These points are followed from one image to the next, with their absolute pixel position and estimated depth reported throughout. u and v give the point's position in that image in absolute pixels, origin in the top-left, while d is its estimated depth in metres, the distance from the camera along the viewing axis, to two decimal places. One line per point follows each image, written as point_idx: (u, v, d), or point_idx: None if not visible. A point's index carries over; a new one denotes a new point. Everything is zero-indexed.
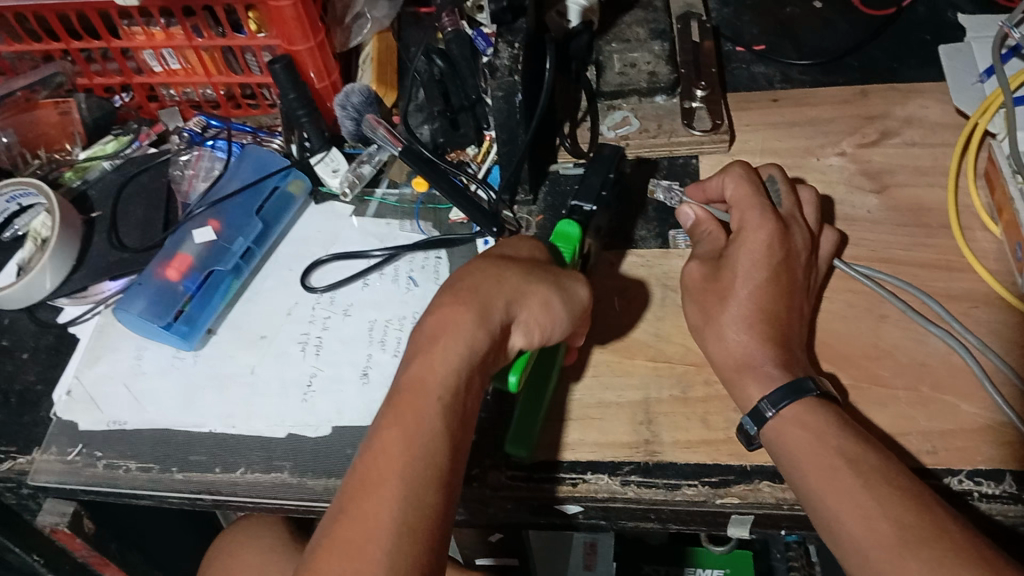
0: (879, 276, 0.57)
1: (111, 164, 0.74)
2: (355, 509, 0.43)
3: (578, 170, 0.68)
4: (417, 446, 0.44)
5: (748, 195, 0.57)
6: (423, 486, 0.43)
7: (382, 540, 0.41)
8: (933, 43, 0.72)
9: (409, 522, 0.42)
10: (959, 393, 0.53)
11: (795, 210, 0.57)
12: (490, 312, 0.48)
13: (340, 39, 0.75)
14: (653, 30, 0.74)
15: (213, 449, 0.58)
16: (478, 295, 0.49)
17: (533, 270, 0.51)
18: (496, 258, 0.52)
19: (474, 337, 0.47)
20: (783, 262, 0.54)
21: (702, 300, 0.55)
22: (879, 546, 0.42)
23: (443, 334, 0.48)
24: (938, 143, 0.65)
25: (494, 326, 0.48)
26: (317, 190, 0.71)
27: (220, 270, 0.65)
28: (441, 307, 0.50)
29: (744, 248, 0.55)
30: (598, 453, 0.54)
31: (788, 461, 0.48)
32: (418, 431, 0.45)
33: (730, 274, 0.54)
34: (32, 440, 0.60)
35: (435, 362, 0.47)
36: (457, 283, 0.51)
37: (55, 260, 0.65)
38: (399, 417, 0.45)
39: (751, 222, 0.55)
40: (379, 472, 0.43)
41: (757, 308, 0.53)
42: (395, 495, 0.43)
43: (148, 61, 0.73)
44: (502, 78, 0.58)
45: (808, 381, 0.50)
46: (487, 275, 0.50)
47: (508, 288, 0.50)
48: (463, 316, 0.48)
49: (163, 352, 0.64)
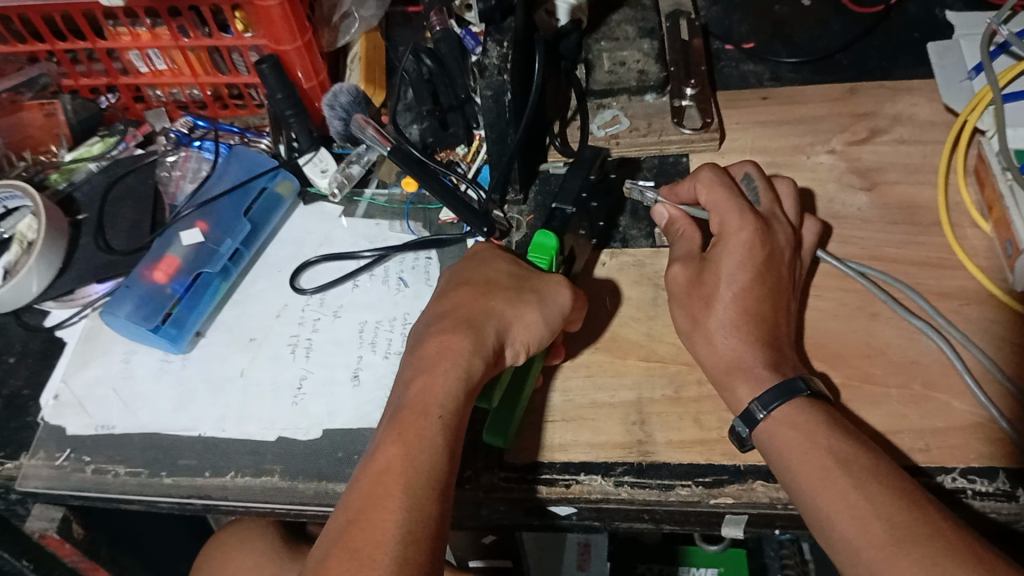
0: (870, 272, 0.57)
1: (98, 165, 0.73)
2: (363, 520, 0.42)
3: (568, 169, 0.68)
4: (419, 461, 0.44)
5: (723, 197, 0.56)
6: (427, 499, 0.43)
7: (388, 549, 0.41)
8: (922, 40, 0.72)
9: (413, 532, 0.42)
10: (950, 390, 0.53)
11: (774, 207, 0.57)
12: (483, 336, 0.49)
13: (328, 39, 0.75)
14: (642, 28, 0.73)
15: (203, 453, 0.58)
16: (472, 322, 0.50)
17: (519, 293, 0.52)
18: (485, 283, 0.53)
19: (471, 362, 0.48)
20: (765, 262, 0.54)
21: (689, 305, 0.55)
22: (871, 546, 0.43)
23: (442, 359, 0.48)
24: (928, 141, 0.65)
25: (489, 349, 0.49)
26: (305, 191, 0.71)
27: (209, 272, 0.65)
28: (435, 337, 0.50)
29: (726, 251, 0.54)
30: (591, 454, 0.54)
31: (779, 467, 0.48)
32: (420, 447, 0.45)
33: (713, 277, 0.54)
34: (20, 446, 0.60)
35: (433, 384, 0.47)
36: (448, 314, 0.52)
37: (42, 263, 0.65)
38: (402, 434, 0.46)
39: (731, 225, 0.55)
40: (386, 486, 0.43)
41: (744, 311, 0.53)
42: (401, 507, 0.43)
43: (133, 61, 0.72)
44: (491, 77, 0.58)
45: (798, 382, 0.50)
46: (478, 301, 0.52)
47: (495, 314, 0.51)
48: (459, 343, 0.48)
49: (152, 355, 0.63)
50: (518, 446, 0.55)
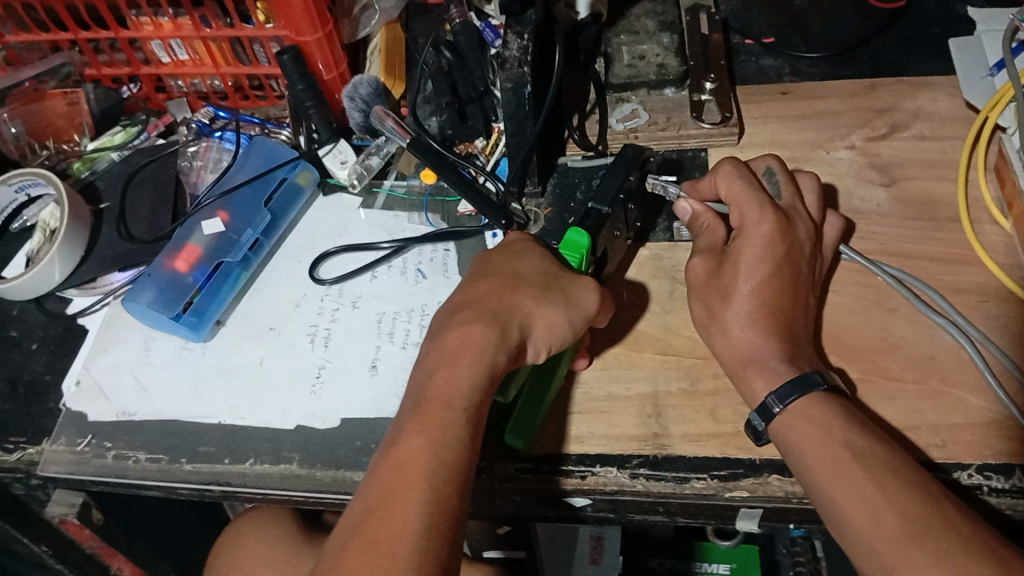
0: (902, 276, 0.57)
1: (119, 155, 0.74)
2: (383, 509, 0.43)
3: (586, 163, 0.67)
4: (441, 452, 0.44)
5: (743, 192, 0.56)
6: (448, 492, 0.43)
7: (410, 542, 0.41)
8: (942, 35, 0.72)
9: (435, 524, 0.42)
10: (966, 387, 0.53)
11: (795, 201, 0.57)
12: (508, 330, 0.49)
13: (348, 31, 0.75)
14: (662, 22, 0.73)
15: (222, 441, 0.58)
16: (498, 317, 0.50)
17: (547, 290, 0.51)
18: (510, 278, 0.53)
19: (495, 357, 0.48)
20: (785, 256, 0.54)
21: (706, 298, 0.55)
22: (884, 539, 0.43)
23: (465, 352, 0.48)
24: (948, 137, 0.65)
25: (511, 345, 0.49)
26: (326, 182, 0.71)
27: (229, 262, 0.65)
28: (459, 326, 0.50)
29: (746, 245, 0.54)
30: (606, 446, 0.54)
31: (797, 460, 0.48)
32: (443, 439, 0.45)
33: (732, 270, 0.54)
34: (42, 430, 0.61)
35: (458, 376, 0.47)
36: (475, 304, 0.51)
37: (64, 251, 0.65)
38: (426, 425, 0.46)
39: (751, 218, 0.55)
40: (408, 474, 0.44)
41: (762, 305, 0.53)
42: (423, 497, 0.43)
43: (155, 51, 0.73)
44: (511, 69, 0.57)
45: (815, 374, 0.50)
46: (503, 297, 0.51)
47: (520, 310, 0.50)
48: (484, 336, 0.48)
49: (172, 343, 0.64)
50: (536, 438, 0.55)
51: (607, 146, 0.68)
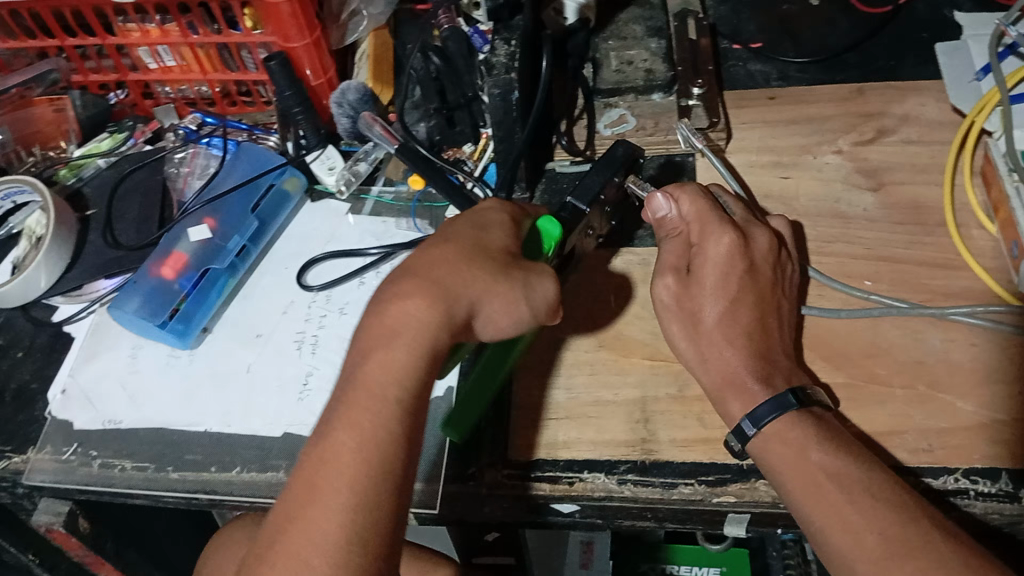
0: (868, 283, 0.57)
1: (106, 161, 0.73)
2: (302, 519, 0.40)
3: (574, 168, 0.68)
4: (368, 454, 0.41)
5: (706, 211, 0.57)
6: (377, 495, 0.41)
7: (328, 552, 0.39)
8: (930, 40, 0.72)
9: (360, 533, 0.40)
10: (954, 391, 0.53)
11: (749, 216, 0.58)
12: (455, 307, 0.45)
13: (336, 36, 0.75)
14: (650, 27, 0.73)
15: (208, 449, 0.58)
16: (443, 289, 0.45)
17: (504, 268, 0.47)
18: (468, 246, 0.47)
19: (436, 337, 0.44)
20: (746, 273, 0.55)
21: (680, 319, 0.54)
22: (865, 559, 0.43)
23: (404, 333, 0.44)
24: (935, 141, 0.65)
25: (455, 326, 0.45)
26: (313, 188, 0.71)
27: (216, 268, 0.65)
28: (401, 298, 0.45)
29: (707, 265, 0.55)
30: (594, 452, 0.54)
31: (776, 482, 0.48)
32: (370, 439, 0.42)
33: (700, 294, 0.54)
34: (28, 439, 0.60)
35: (390, 366, 0.43)
36: (421, 272, 0.46)
37: (49, 260, 0.65)
38: (352, 423, 0.42)
39: (711, 237, 0.56)
40: (329, 483, 0.41)
41: (733, 327, 0.53)
42: (346, 506, 0.40)
43: (143, 57, 0.73)
44: (498, 75, 0.58)
45: (789, 395, 0.49)
46: (450, 266, 0.46)
47: (473, 286, 0.46)
48: (424, 314, 0.44)
49: (158, 351, 0.63)
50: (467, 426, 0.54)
51: (594, 151, 0.68)
